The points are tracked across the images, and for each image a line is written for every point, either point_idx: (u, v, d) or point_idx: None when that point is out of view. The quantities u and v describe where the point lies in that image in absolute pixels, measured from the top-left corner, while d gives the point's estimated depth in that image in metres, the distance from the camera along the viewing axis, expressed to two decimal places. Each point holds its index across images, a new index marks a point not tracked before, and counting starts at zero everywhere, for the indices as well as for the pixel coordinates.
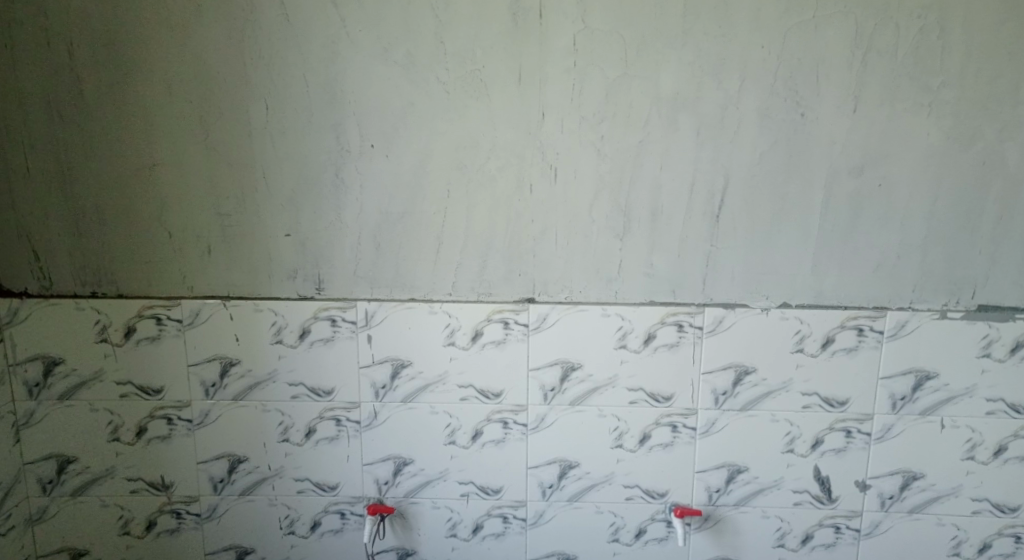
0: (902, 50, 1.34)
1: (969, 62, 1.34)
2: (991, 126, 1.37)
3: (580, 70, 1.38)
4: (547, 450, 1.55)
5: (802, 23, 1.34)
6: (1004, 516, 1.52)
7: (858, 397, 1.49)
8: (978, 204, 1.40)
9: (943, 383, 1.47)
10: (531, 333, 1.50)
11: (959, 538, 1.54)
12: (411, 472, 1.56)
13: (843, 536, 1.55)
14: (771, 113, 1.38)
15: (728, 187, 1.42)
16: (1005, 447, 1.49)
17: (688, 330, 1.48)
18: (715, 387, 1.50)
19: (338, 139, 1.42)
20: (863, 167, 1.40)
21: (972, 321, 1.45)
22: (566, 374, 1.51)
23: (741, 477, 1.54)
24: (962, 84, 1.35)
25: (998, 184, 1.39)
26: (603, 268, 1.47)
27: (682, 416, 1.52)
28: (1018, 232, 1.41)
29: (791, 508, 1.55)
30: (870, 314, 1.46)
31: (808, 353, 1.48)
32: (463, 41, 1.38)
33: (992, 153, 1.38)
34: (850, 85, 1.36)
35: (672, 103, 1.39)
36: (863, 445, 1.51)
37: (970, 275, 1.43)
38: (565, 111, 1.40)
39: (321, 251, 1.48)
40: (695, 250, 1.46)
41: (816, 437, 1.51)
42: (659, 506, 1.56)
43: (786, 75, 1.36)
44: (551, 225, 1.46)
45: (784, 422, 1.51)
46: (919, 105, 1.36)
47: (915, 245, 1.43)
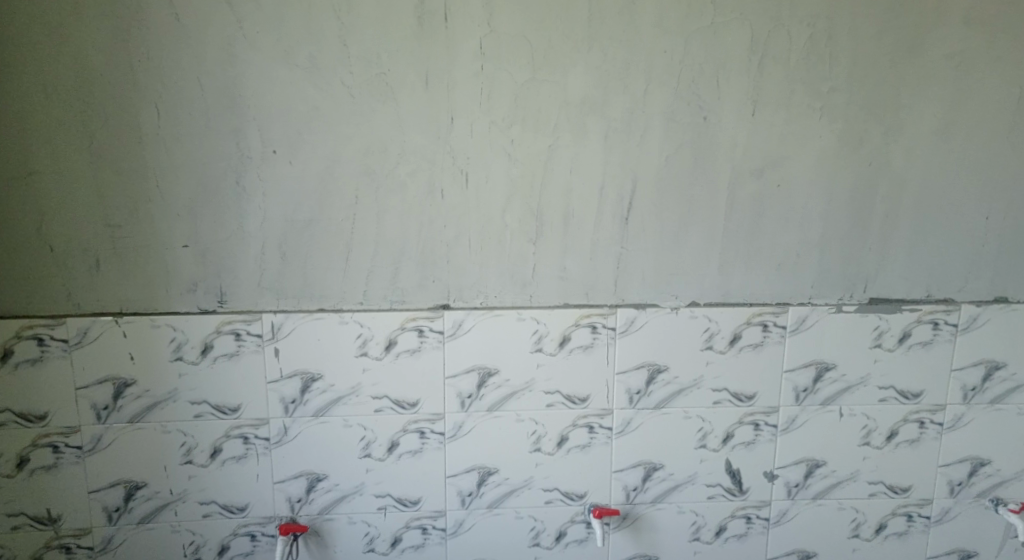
0: (795, 56, 1.40)
1: (856, 68, 1.41)
2: (877, 129, 1.44)
3: (488, 74, 1.37)
4: (465, 458, 1.53)
5: (702, 29, 1.38)
6: (898, 497, 1.61)
7: (764, 391, 1.54)
8: (868, 203, 1.47)
9: (841, 374, 1.54)
10: (447, 340, 1.48)
11: (858, 520, 1.62)
12: (325, 488, 1.51)
13: (754, 526, 1.61)
14: (676, 117, 1.41)
15: (637, 190, 1.45)
16: (897, 432, 1.58)
17: (602, 332, 1.50)
18: (629, 386, 1.53)
19: (239, 145, 1.36)
20: (763, 168, 1.45)
21: (866, 314, 1.52)
22: (483, 380, 1.50)
23: (657, 475, 1.57)
24: (850, 88, 1.42)
25: (885, 184, 1.47)
26: (516, 272, 1.47)
27: (598, 417, 1.54)
28: (904, 229, 1.49)
29: (705, 502, 1.59)
30: (774, 310, 1.51)
31: (717, 350, 1.52)
32: (368, 43, 1.35)
33: (879, 154, 1.45)
34: (748, 90, 1.41)
35: (580, 107, 1.40)
36: (771, 438, 1.57)
37: (862, 270, 1.51)
38: (474, 115, 1.39)
39: (223, 261, 1.41)
40: (606, 252, 1.47)
41: (727, 431, 1.56)
42: (578, 508, 1.57)
43: (689, 79, 1.40)
44: (464, 230, 1.44)
45: (696, 418, 1.55)
46: (812, 109, 1.42)
47: (812, 243, 1.49)
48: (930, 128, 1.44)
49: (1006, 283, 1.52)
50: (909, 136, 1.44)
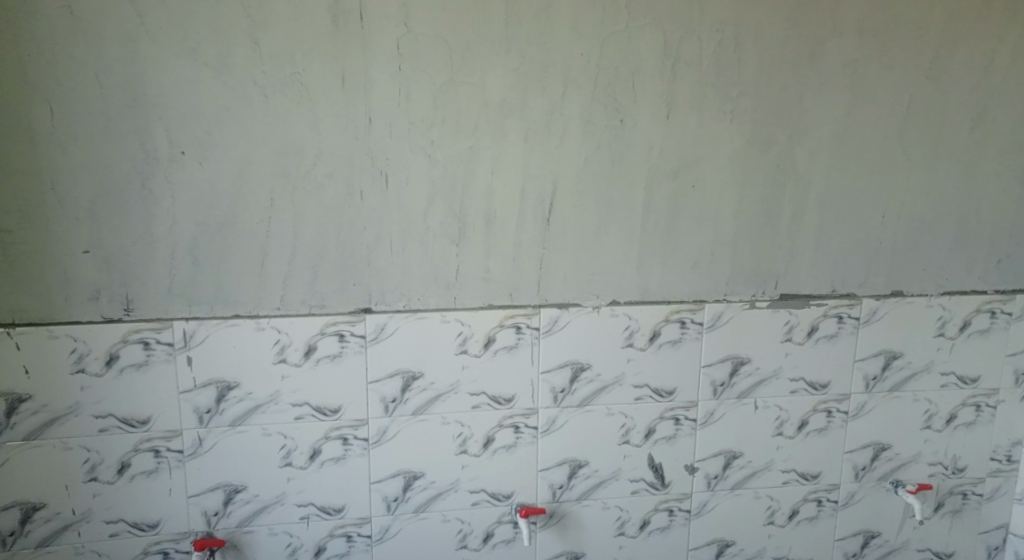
0: (706, 61, 1.45)
1: (763, 73, 1.47)
2: (784, 132, 1.50)
3: (405, 75, 1.36)
4: (390, 463, 1.51)
5: (617, 33, 1.41)
6: (809, 483, 1.68)
7: (683, 386, 1.59)
8: (777, 202, 1.54)
9: (755, 367, 1.60)
10: (369, 344, 1.46)
11: (773, 508, 1.68)
12: (243, 499, 1.47)
13: (676, 519, 1.65)
14: (593, 120, 1.44)
15: (557, 191, 1.46)
16: (808, 422, 1.65)
17: (526, 332, 1.51)
18: (553, 385, 1.54)
19: (143, 146, 1.31)
20: (678, 170, 1.49)
21: (777, 309, 1.58)
22: (407, 384, 1.48)
23: (582, 472, 1.59)
24: (758, 92, 1.47)
25: (792, 185, 1.53)
26: (439, 274, 1.46)
27: (523, 416, 1.54)
28: (810, 227, 1.56)
29: (628, 497, 1.62)
30: (691, 307, 1.56)
31: (638, 347, 1.56)
32: (281, 41, 1.31)
33: (786, 155, 1.51)
34: (662, 93, 1.45)
35: (499, 109, 1.40)
36: (690, 431, 1.61)
37: (773, 267, 1.57)
38: (393, 116, 1.37)
39: (129, 268, 1.35)
40: (528, 253, 1.49)
41: (649, 426, 1.60)
42: (504, 509, 1.58)
43: (605, 82, 1.42)
44: (384, 232, 1.42)
45: (619, 414, 1.58)
46: (723, 112, 1.47)
47: (726, 241, 1.54)
48: (831, 131, 1.51)
49: (903, 277, 1.61)
50: (813, 138, 1.51)
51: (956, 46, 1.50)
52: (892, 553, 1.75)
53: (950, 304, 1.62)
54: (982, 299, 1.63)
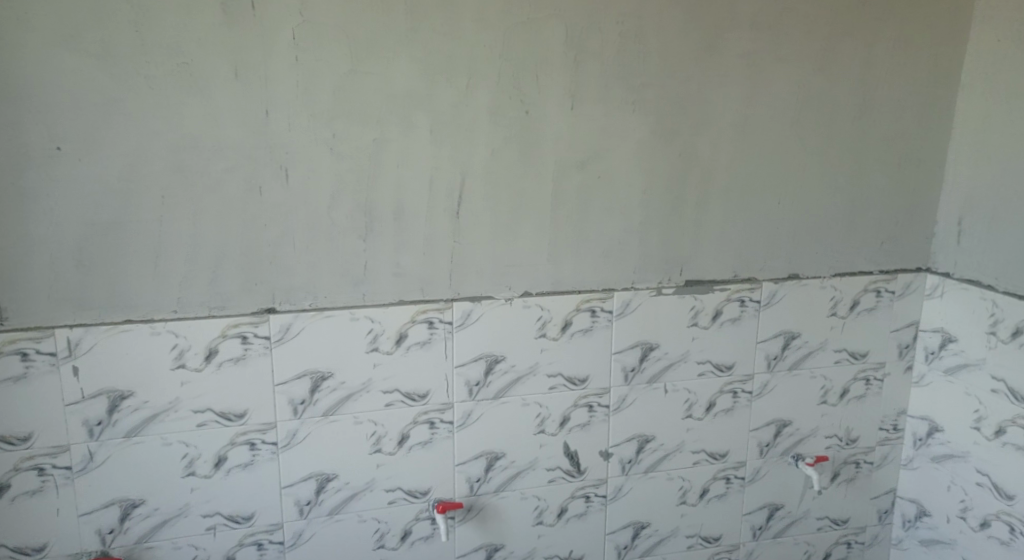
0: (609, 53, 1.47)
1: (664, 65, 1.50)
2: (685, 123, 1.54)
3: (304, 65, 1.31)
4: (301, 467, 1.46)
5: (521, 24, 1.41)
6: (718, 462, 1.75)
7: (596, 374, 1.61)
8: (680, 191, 1.58)
9: (664, 352, 1.65)
10: (275, 345, 1.40)
11: (685, 488, 1.74)
12: (142, 514, 1.39)
13: (593, 505, 1.68)
14: (500, 111, 1.43)
15: (466, 184, 1.45)
16: (715, 403, 1.71)
17: (439, 327, 1.49)
18: (468, 379, 1.53)
19: (15, 141, 1.21)
20: (585, 161, 1.51)
21: (683, 295, 1.63)
22: (316, 385, 1.44)
23: (499, 464, 1.59)
24: (660, 84, 1.51)
25: (694, 174, 1.58)
26: (347, 270, 1.43)
27: (438, 412, 1.53)
28: (713, 214, 1.61)
29: (546, 486, 1.64)
30: (601, 296, 1.58)
31: (551, 337, 1.57)
32: (167, 29, 1.24)
33: (688, 146, 1.56)
34: (567, 85, 1.46)
35: (404, 100, 1.38)
36: (604, 418, 1.64)
37: (678, 255, 1.62)
38: (293, 109, 1.32)
39: (3, 273, 1.25)
40: (439, 246, 1.47)
41: (564, 415, 1.61)
42: (422, 505, 1.56)
43: (511, 74, 1.42)
44: (288, 228, 1.37)
45: (534, 405, 1.59)
46: (627, 104, 1.50)
47: (633, 230, 1.58)
48: (729, 122, 1.57)
49: (798, 261, 1.69)
50: (712, 129, 1.56)
51: (841, 40, 1.58)
52: (795, 523, 1.85)
53: (841, 285, 1.72)
54: (868, 279, 1.73)
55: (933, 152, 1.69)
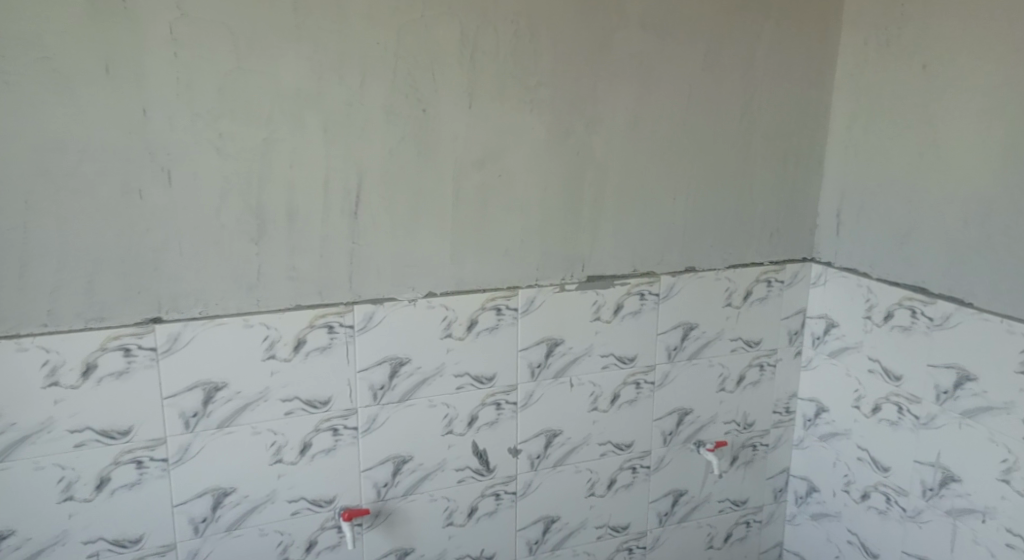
0: (503, 52, 1.47)
1: (558, 64, 1.52)
2: (581, 121, 1.57)
3: (183, 62, 1.25)
4: (196, 483, 1.41)
5: (413, 22, 1.39)
6: (624, 452, 1.80)
7: (502, 372, 1.62)
8: (579, 189, 1.61)
9: (569, 347, 1.67)
10: (161, 356, 1.33)
11: (592, 479, 1.78)
12: (13, 545, 1.31)
13: (503, 502, 1.70)
14: (395, 110, 1.41)
15: (363, 184, 1.42)
16: (619, 395, 1.76)
17: (339, 331, 1.46)
18: (372, 383, 1.51)
19: None
20: (485, 159, 1.51)
21: (585, 291, 1.66)
22: (209, 396, 1.38)
23: (406, 467, 1.59)
24: (555, 84, 1.53)
25: (592, 172, 1.61)
26: (240, 275, 1.37)
27: (341, 418, 1.50)
28: (611, 211, 1.65)
29: (455, 486, 1.64)
30: (506, 294, 1.59)
31: (456, 337, 1.56)
32: (27, 22, 1.15)
33: (584, 144, 1.58)
34: (463, 83, 1.45)
35: (294, 99, 1.33)
36: (512, 415, 1.66)
37: (580, 251, 1.64)
38: (173, 107, 1.25)
39: None
40: (337, 248, 1.43)
41: (471, 414, 1.62)
42: (327, 514, 1.53)
43: (405, 71, 1.40)
44: (173, 233, 1.30)
45: (441, 405, 1.58)
46: (523, 103, 1.51)
47: (534, 228, 1.59)
48: (624, 121, 1.61)
49: (694, 254, 1.75)
50: (607, 127, 1.59)
51: (725, 42, 1.64)
52: (697, 507, 1.93)
53: (734, 276, 1.79)
54: (759, 270, 1.81)
55: (812, 149, 1.79)
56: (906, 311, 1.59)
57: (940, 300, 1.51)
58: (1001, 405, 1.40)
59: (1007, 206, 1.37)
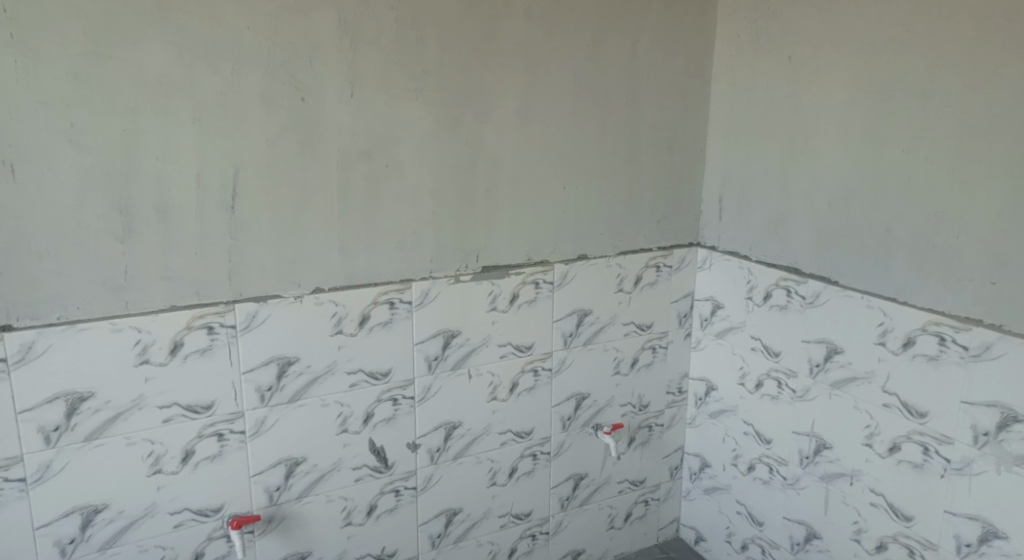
0: (385, 39, 1.44)
1: (443, 53, 1.50)
2: (468, 111, 1.56)
3: (27, 46, 1.15)
4: (63, 501, 1.33)
5: (288, 7, 1.33)
6: (524, 440, 1.81)
7: (398, 366, 1.60)
8: (470, 179, 1.60)
9: (465, 339, 1.67)
10: (15, 367, 1.24)
11: (494, 469, 1.79)
12: None
13: (403, 498, 1.68)
14: (273, 99, 1.35)
15: (241, 176, 1.35)
16: (518, 383, 1.77)
17: (221, 332, 1.39)
18: (259, 384, 1.45)
19: None
20: (371, 150, 1.47)
21: (480, 281, 1.66)
22: (73, 407, 1.30)
23: (300, 469, 1.54)
24: (440, 73, 1.51)
25: (482, 162, 1.60)
26: (106, 277, 1.28)
27: (227, 423, 1.44)
28: (503, 201, 1.65)
29: (353, 485, 1.61)
30: (398, 287, 1.56)
31: (348, 333, 1.52)
32: None
33: (473, 134, 1.57)
34: (344, 72, 1.41)
35: (158, 86, 1.25)
36: (409, 410, 1.64)
37: (473, 242, 1.63)
38: (16, 95, 1.16)
39: None
40: (215, 245, 1.36)
41: (367, 412, 1.59)
42: (215, 523, 1.47)
43: (281, 59, 1.34)
44: (25, 232, 1.21)
45: (334, 404, 1.54)
46: (409, 92, 1.48)
47: (426, 219, 1.57)
48: (512, 110, 1.61)
49: (586, 242, 1.78)
50: (495, 117, 1.59)
51: (608, 33, 1.67)
52: (598, 489, 1.97)
53: (625, 262, 1.84)
54: (649, 256, 1.87)
55: (695, 137, 1.86)
56: (782, 291, 1.68)
57: (811, 279, 1.60)
58: (863, 374, 1.50)
59: (866, 189, 1.47)
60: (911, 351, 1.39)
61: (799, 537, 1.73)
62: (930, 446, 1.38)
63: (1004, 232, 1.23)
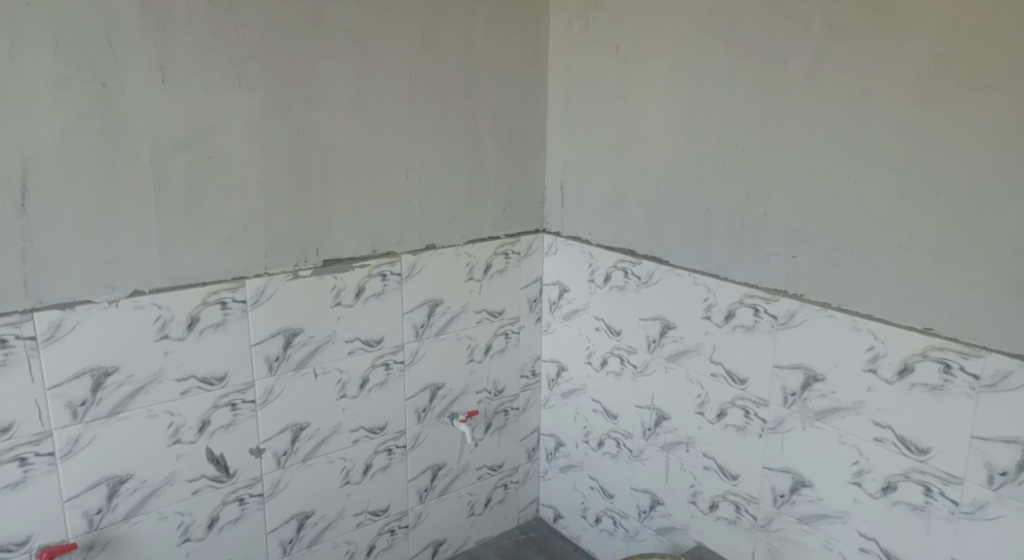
0: (199, 20, 1.34)
1: (266, 37, 1.42)
2: (298, 99, 1.49)
3: None
4: None
5: None
6: (377, 436, 1.78)
7: (234, 369, 1.51)
8: (303, 170, 1.53)
9: (309, 336, 1.60)
10: None
11: (347, 467, 1.74)
12: None
13: (249, 506, 1.60)
14: (67, 84, 1.23)
15: (32, 169, 1.22)
16: (368, 378, 1.73)
17: (17, 345, 1.25)
18: (70, 399, 1.33)
19: None
20: (190, 140, 1.37)
21: (322, 276, 1.59)
22: None
23: (126, 487, 1.42)
24: (264, 57, 1.43)
25: (316, 152, 1.54)
26: None
27: (31, 444, 1.30)
28: (341, 192, 1.60)
29: (190, 499, 1.51)
30: (231, 286, 1.47)
31: (175, 337, 1.42)
32: None
33: (305, 122, 1.51)
34: (152, 55, 1.30)
35: None
36: (251, 414, 1.56)
37: (311, 235, 1.57)
38: None
39: None
40: (5, 248, 1.23)
41: (202, 419, 1.49)
42: (21, 557, 1.33)
43: (74, 39, 1.22)
44: None
45: (163, 414, 1.44)
46: (230, 77, 1.39)
47: (257, 213, 1.49)
48: (346, 98, 1.56)
49: (432, 232, 1.77)
50: (328, 104, 1.53)
51: (442, 20, 1.66)
52: (456, 478, 1.98)
53: (473, 251, 1.84)
54: (497, 243, 1.88)
55: (534, 126, 1.89)
56: (621, 272, 1.75)
57: (645, 260, 1.68)
58: (693, 347, 1.60)
59: (688, 173, 1.56)
60: (732, 323, 1.50)
61: (645, 504, 1.82)
62: (750, 409, 1.49)
63: (801, 209, 1.35)
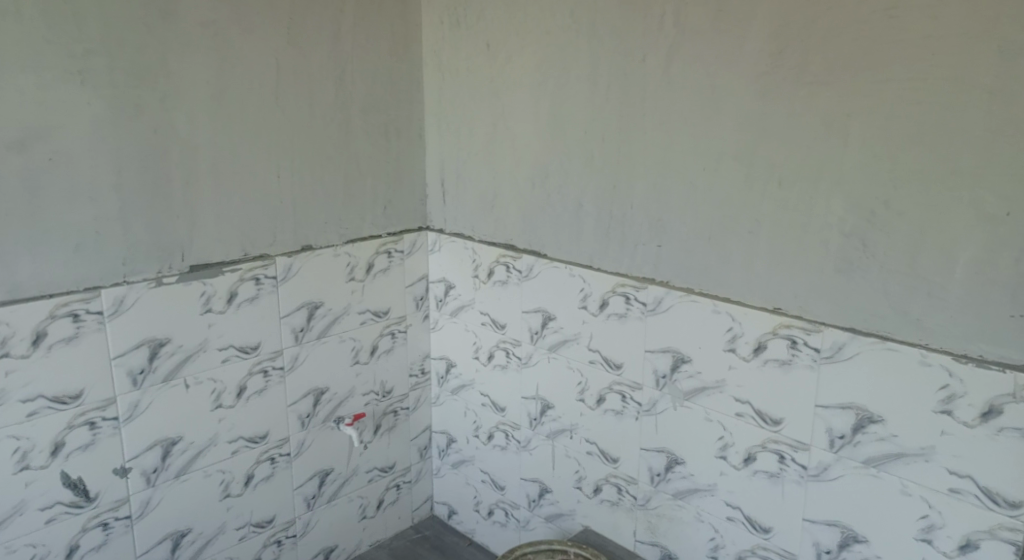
0: (29, 11, 1.24)
1: (109, 30, 1.33)
2: (151, 95, 1.41)
3: None
4: None
5: None
6: (258, 445, 1.71)
7: (91, 386, 1.41)
8: (162, 171, 1.45)
9: (177, 346, 1.52)
10: None
11: (226, 481, 1.67)
12: None
13: (115, 530, 1.50)
14: None
15: None
16: (245, 387, 1.66)
17: None
18: None
19: None
20: (26, 140, 1.27)
21: (188, 282, 1.51)
22: None
23: None
24: (109, 51, 1.34)
25: (175, 151, 1.46)
26: None
27: None
28: (205, 193, 1.52)
29: (44, 528, 1.40)
30: (83, 296, 1.37)
31: (18, 355, 1.31)
32: None
33: (160, 120, 1.43)
34: None
35: None
36: (113, 431, 1.46)
37: (174, 239, 1.49)
38: None
39: None
40: None
41: (55, 442, 1.38)
42: None
43: None
44: None
45: (8, 439, 1.32)
46: (70, 73, 1.30)
47: (111, 217, 1.39)
48: (205, 95, 1.48)
49: (307, 233, 1.72)
50: (185, 101, 1.46)
51: (306, 15, 1.61)
52: (345, 482, 1.94)
53: (353, 250, 1.81)
54: (378, 242, 1.86)
55: (410, 123, 1.87)
56: (501, 267, 1.77)
57: (524, 254, 1.71)
58: (572, 337, 1.64)
59: (560, 168, 1.60)
60: (606, 311, 1.55)
61: (534, 493, 1.85)
62: (626, 393, 1.55)
63: (664, 200, 1.41)
